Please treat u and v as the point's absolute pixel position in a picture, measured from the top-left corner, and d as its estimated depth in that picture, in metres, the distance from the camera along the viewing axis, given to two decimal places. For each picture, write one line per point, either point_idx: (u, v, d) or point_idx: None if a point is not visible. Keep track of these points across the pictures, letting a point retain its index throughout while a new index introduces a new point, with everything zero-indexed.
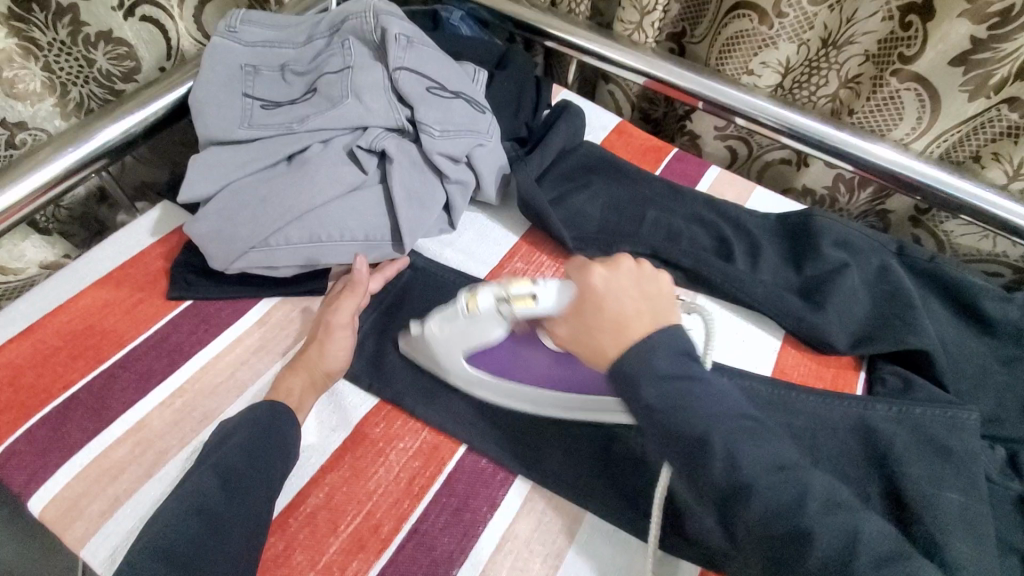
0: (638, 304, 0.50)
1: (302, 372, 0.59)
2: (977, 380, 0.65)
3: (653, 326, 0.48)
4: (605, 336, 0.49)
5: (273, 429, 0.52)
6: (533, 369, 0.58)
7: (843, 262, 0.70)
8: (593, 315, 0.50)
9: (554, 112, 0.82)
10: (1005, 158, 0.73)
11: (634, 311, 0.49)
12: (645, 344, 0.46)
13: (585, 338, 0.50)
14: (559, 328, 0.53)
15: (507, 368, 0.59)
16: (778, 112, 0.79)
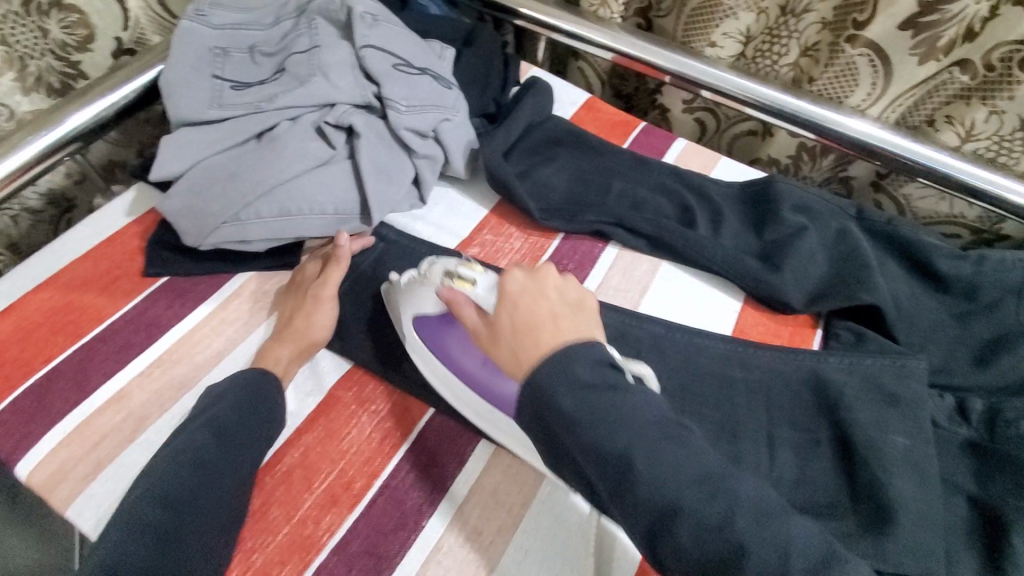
0: (557, 315, 0.47)
1: (276, 340, 0.60)
2: (929, 333, 0.68)
3: (552, 339, 0.45)
4: (520, 341, 0.46)
5: (254, 392, 0.54)
6: (459, 359, 0.57)
7: (801, 224, 0.72)
8: (540, 332, 0.45)
9: (522, 88, 0.84)
10: (958, 121, 0.74)
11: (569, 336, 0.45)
12: (567, 350, 0.43)
13: (515, 343, 0.46)
14: (482, 323, 0.50)
15: (443, 344, 0.58)
16: (739, 83, 0.81)
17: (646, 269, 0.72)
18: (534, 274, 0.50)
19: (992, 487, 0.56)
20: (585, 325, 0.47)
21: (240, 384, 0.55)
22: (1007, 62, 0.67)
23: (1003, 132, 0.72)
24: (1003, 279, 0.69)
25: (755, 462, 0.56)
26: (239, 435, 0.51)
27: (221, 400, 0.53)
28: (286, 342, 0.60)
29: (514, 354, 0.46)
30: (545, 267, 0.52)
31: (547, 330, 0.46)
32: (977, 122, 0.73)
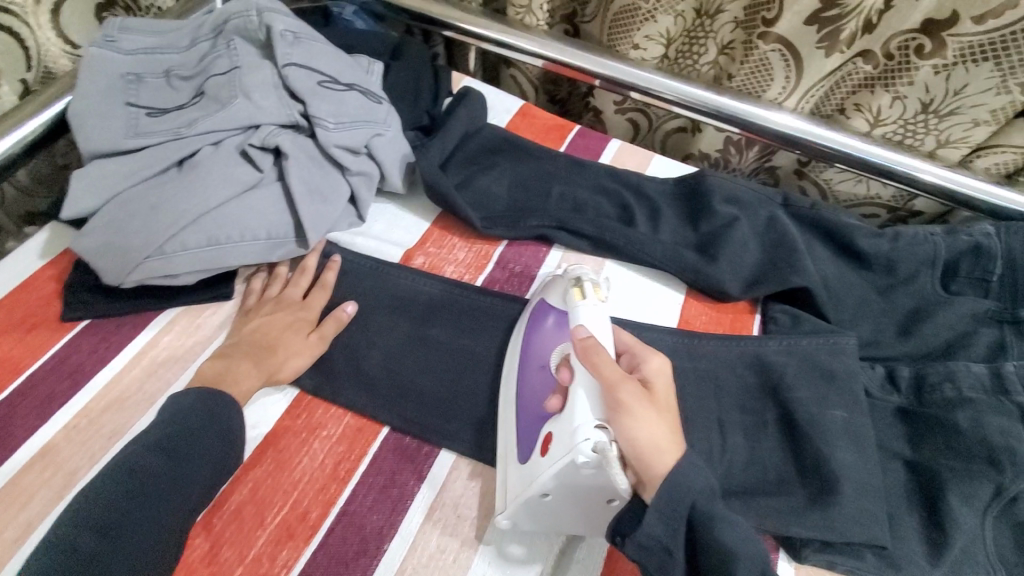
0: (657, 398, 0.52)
1: (219, 366, 0.57)
2: (858, 309, 0.71)
3: (642, 409, 0.49)
4: (624, 390, 0.49)
5: (215, 417, 0.52)
6: (542, 386, 0.57)
7: (733, 216, 0.75)
8: (633, 386, 0.50)
9: (455, 98, 0.83)
10: (866, 108, 0.79)
11: (657, 424, 0.49)
12: (638, 419, 0.48)
13: (596, 357, 0.50)
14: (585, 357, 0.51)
15: (529, 358, 0.59)
16: (664, 83, 0.84)
17: (592, 269, 0.73)
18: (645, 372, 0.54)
19: (924, 449, 0.59)
20: (645, 425, 0.48)
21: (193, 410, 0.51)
22: (904, 50, 0.71)
23: (907, 115, 0.77)
24: (918, 253, 0.73)
25: (708, 449, 0.58)
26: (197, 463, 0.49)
27: (176, 424, 0.50)
28: (228, 367, 0.57)
29: (592, 382, 0.50)
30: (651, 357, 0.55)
31: (629, 384, 0.50)
32: (883, 109, 0.78)
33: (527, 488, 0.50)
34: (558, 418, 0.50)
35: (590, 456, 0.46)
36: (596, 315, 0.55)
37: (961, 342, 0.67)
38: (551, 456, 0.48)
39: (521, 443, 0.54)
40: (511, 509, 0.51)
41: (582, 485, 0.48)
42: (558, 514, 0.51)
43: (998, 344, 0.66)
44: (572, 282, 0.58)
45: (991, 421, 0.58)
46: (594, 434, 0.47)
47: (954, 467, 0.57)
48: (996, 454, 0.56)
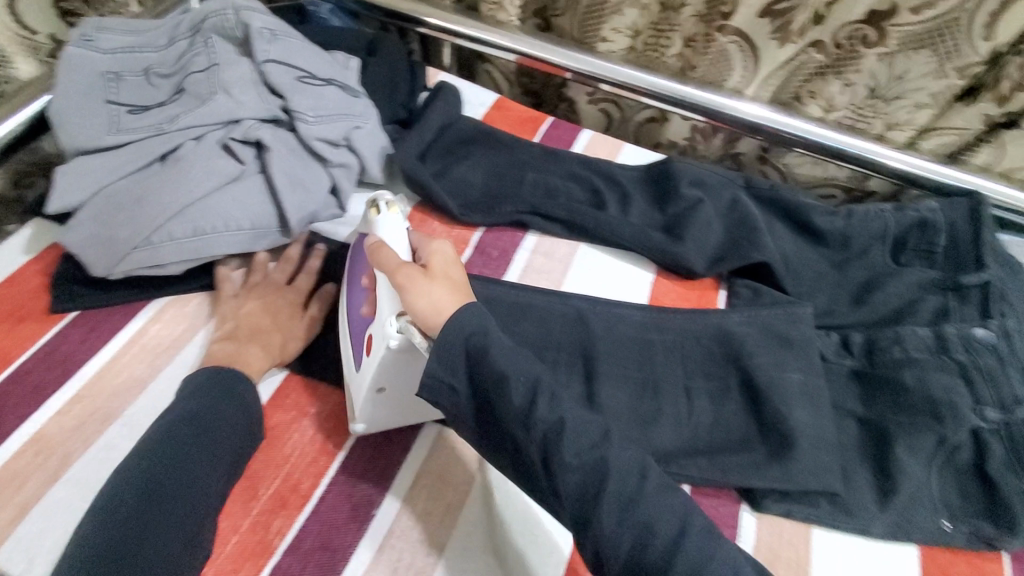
0: (441, 271, 0.54)
1: (231, 348, 0.60)
2: (815, 281, 0.76)
3: (408, 284, 0.52)
4: (402, 277, 0.52)
5: (230, 392, 0.55)
6: (358, 295, 0.61)
7: (697, 198, 0.80)
8: (409, 266, 0.53)
9: (431, 93, 0.87)
10: (820, 96, 0.83)
11: (434, 287, 0.52)
12: (427, 293, 0.51)
13: (381, 252, 0.55)
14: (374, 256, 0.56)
15: (354, 275, 0.64)
16: (632, 75, 0.88)
17: (565, 251, 0.77)
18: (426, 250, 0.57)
19: (874, 407, 0.64)
20: (433, 292, 0.51)
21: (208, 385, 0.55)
22: (852, 40, 0.76)
23: (857, 101, 0.81)
24: (870, 227, 0.77)
25: (674, 413, 0.62)
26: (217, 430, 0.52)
27: (192, 397, 0.54)
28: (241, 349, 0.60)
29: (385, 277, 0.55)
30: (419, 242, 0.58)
31: (410, 267, 0.53)
32: (835, 96, 0.82)
33: (362, 391, 0.56)
34: (375, 319, 0.56)
35: (399, 338, 0.53)
36: (395, 225, 0.59)
37: (909, 309, 0.72)
38: (375, 353, 0.55)
39: (356, 347, 0.59)
40: (364, 413, 0.57)
41: (406, 365, 0.55)
42: (398, 399, 0.57)
43: (941, 309, 0.70)
44: (374, 204, 0.61)
45: (933, 378, 0.63)
46: (396, 319, 0.53)
47: (901, 421, 0.61)
48: (939, 407, 0.61)
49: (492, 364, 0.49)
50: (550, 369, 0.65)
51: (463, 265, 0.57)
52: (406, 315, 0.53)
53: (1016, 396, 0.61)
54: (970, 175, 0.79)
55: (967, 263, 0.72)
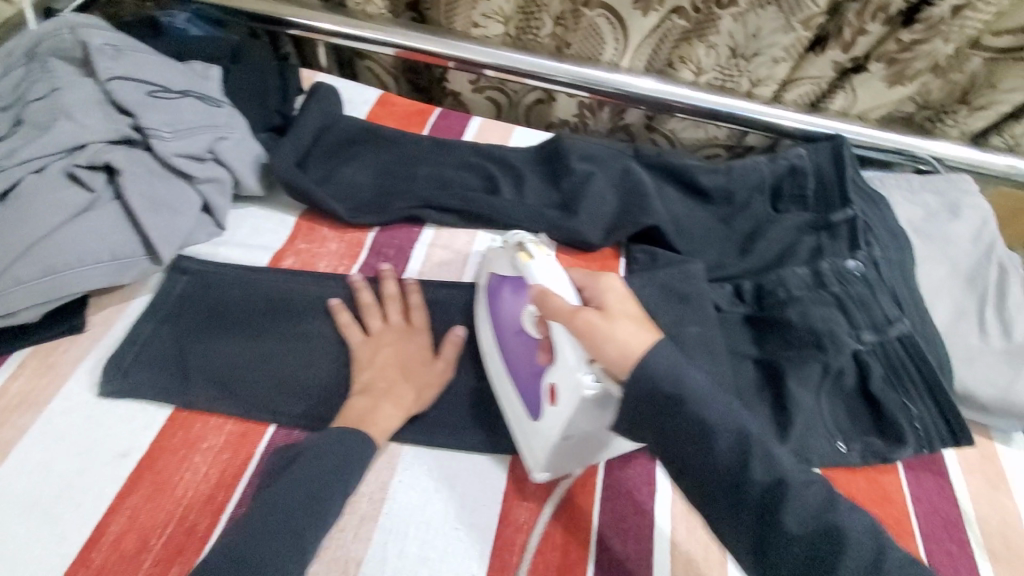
0: (605, 307, 0.51)
1: (366, 402, 0.57)
2: (705, 238, 0.80)
3: (603, 327, 0.49)
4: (584, 325, 0.49)
5: (346, 449, 0.52)
6: (515, 341, 0.59)
7: (588, 172, 0.81)
8: (584, 311, 0.50)
9: (307, 96, 0.83)
10: (689, 60, 0.86)
11: (617, 328, 0.49)
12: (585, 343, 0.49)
13: (548, 299, 0.52)
14: (553, 301, 0.52)
15: (501, 324, 0.61)
16: (511, 57, 0.89)
17: (465, 241, 0.76)
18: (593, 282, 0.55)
19: (767, 347, 0.68)
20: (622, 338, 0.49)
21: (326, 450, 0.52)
22: (707, 3, 0.79)
23: (721, 61, 0.85)
24: (749, 180, 0.81)
25: None
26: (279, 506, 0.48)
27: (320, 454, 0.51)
28: (375, 404, 0.57)
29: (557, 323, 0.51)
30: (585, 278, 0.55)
31: (585, 311, 0.50)
32: (701, 59, 0.86)
33: (548, 441, 0.53)
34: (553, 365, 0.53)
35: (594, 380, 0.49)
36: (550, 267, 0.55)
37: (789, 252, 0.76)
38: (563, 403, 0.51)
39: (527, 401, 0.56)
40: (546, 462, 0.54)
41: (601, 413, 0.51)
42: (591, 442, 0.54)
43: (817, 248, 0.75)
44: (520, 249, 0.58)
45: (814, 312, 0.67)
46: (580, 367, 0.49)
47: (790, 357, 0.65)
48: (821, 338, 0.65)
49: (688, 414, 0.47)
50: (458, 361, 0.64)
51: (634, 300, 0.54)
52: (596, 361, 0.49)
53: (887, 316, 0.66)
54: (988, 154, 0.85)
55: (834, 201, 0.77)
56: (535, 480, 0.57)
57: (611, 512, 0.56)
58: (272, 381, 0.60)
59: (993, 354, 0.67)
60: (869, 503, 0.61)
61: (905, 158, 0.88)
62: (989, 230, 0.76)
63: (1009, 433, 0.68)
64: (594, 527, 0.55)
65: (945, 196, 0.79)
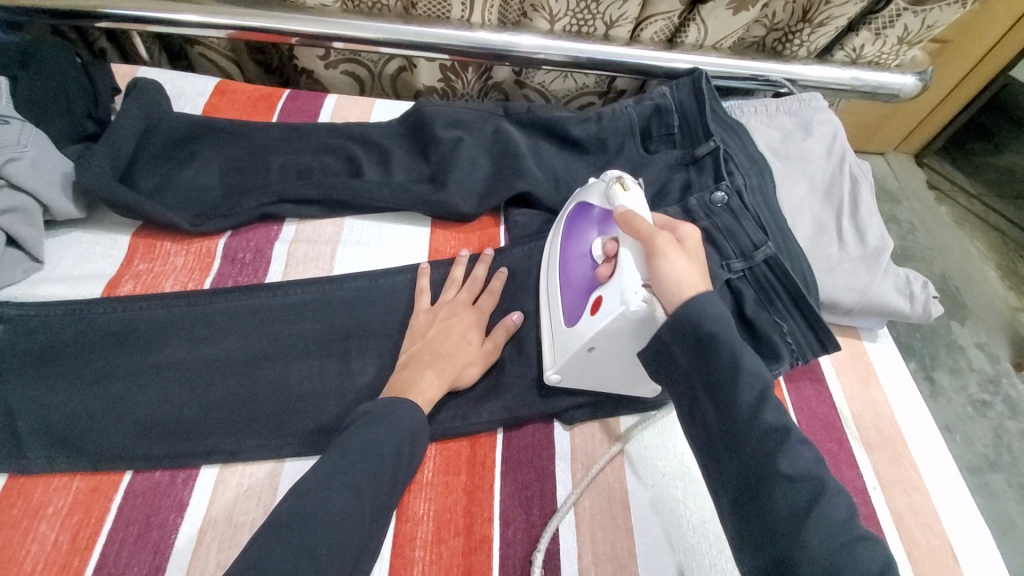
0: (685, 248, 0.52)
1: (410, 373, 0.57)
2: (585, 190, 0.78)
3: (664, 263, 0.50)
4: (659, 256, 0.50)
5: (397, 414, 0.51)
6: (577, 259, 0.62)
7: (456, 138, 0.77)
8: (665, 234, 0.52)
9: (125, 93, 0.72)
10: (541, 7, 0.83)
11: (689, 266, 0.51)
12: (676, 273, 0.49)
13: (636, 221, 0.54)
14: (637, 230, 0.53)
15: (586, 230, 0.63)
16: (357, 25, 0.82)
17: (332, 232, 0.71)
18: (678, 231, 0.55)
19: None
20: (680, 279, 0.49)
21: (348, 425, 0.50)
22: None
23: (572, 6, 0.83)
24: (618, 125, 0.81)
25: None
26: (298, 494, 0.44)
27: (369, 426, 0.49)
28: (418, 374, 0.57)
29: (635, 243, 0.54)
30: (678, 226, 0.55)
31: (664, 235, 0.52)
32: (552, 5, 0.82)
33: (575, 345, 0.56)
34: (608, 281, 0.55)
35: (640, 303, 0.51)
36: (635, 199, 0.57)
37: (662, 192, 0.77)
38: (602, 314, 0.53)
39: (566, 310, 0.60)
40: (562, 365, 0.57)
41: (626, 333, 0.54)
42: (604, 366, 0.57)
43: (686, 183, 0.76)
44: (615, 179, 0.59)
45: None
46: (637, 291, 0.51)
47: None
48: None
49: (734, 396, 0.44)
50: (339, 360, 0.60)
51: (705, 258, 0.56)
52: (653, 288, 0.51)
53: (752, 241, 0.67)
54: (833, 67, 0.89)
55: (697, 135, 0.77)
56: (430, 469, 0.56)
57: (511, 486, 0.56)
58: (126, 423, 0.54)
59: (851, 261, 0.71)
60: None
61: (762, 84, 0.90)
62: (839, 143, 0.79)
63: (873, 330, 0.74)
64: (495, 504, 0.54)
65: (798, 116, 0.82)
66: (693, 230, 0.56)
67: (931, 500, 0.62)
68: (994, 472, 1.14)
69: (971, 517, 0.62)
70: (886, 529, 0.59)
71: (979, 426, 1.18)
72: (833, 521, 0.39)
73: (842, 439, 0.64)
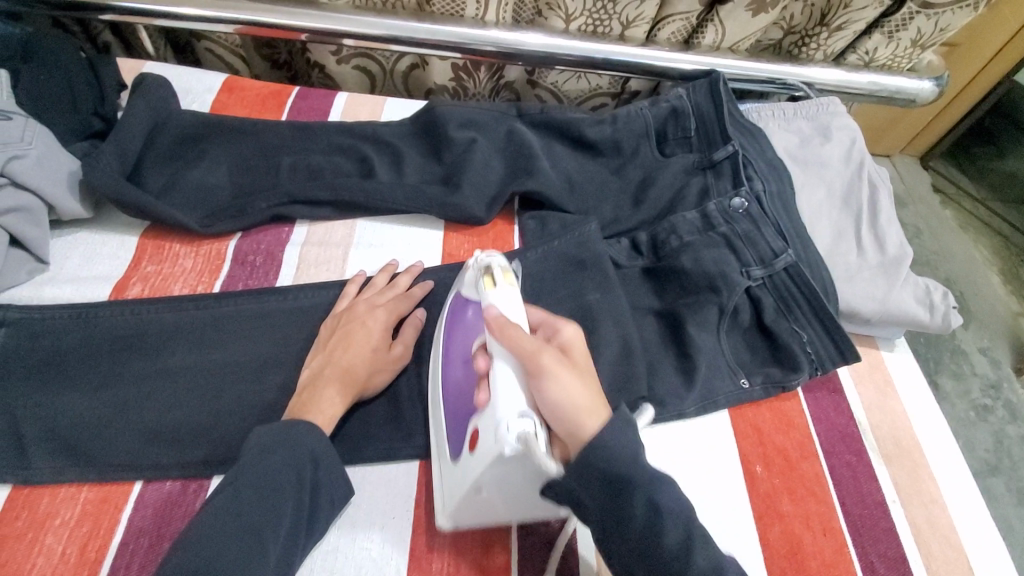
0: (573, 366, 0.47)
1: (308, 392, 0.53)
2: (599, 193, 0.77)
3: (551, 391, 0.44)
4: (545, 383, 0.45)
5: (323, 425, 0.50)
6: (459, 367, 0.55)
7: (469, 139, 0.75)
8: (549, 351, 0.46)
9: (132, 89, 0.70)
10: (555, 7, 0.82)
11: (579, 387, 0.46)
12: (566, 404, 0.44)
13: (511, 333, 0.47)
14: (516, 353, 0.46)
15: (473, 332, 0.55)
16: (368, 22, 0.80)
17: (344, 234, 0.70)
18: (561, 343, 0.50)
19: (666, 296, 0.67)
20: (574, 419, 0.44)
21: (272, 437, 0.48)
22: None
23: (588, 5, 0.81)
24: (633, 128, 0.79)
25: None
26: (285, 505, 0.45)
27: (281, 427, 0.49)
28: (317, 392, 0.53)
29: (510, 357, 0.46)
30: (560, 337, 0.50)
31: (547, 350, 0.46)
32: (568, 5, 0.81)
33: (461, 488, 0.47)
34: (484, 411, 0.47)
35: (516, 447, 0.42)
36: (508, 299, 0.50)
37: (679, 197, 0.75)
38: (479, 455, 0.45)
39: (454, 439, 0.51)
40: (451, 512, 0.49)
41: (514, 473, 0.45)
42: (493, 504, 0.48)
43: (703, 188, 0.74)
44: (483, 270, 0.52)
45: (705, 255, 0.67)
46: (518, 424, 0.43)
47: (686, 303, 0.65)
48: (714, 280, 0.65)
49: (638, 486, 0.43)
50: None
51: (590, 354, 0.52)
52: (546, 420, 0.45)
53: (772, 249, 0.66)
54: (851, 72, 0.88)
55: (714, 139, 0.76)
56: None
57: None
58: (132, 431, 0.53)
59: (870, 270, 0.70)
60: (774, 431, 0.63)
61: (778, 87, 0.89)
62: (857, 150, 0.78)
63: (891, 339, 0.73)
64: None
65: (816, 120, 0.81)
66: (571, 326, 0.51)
67: (948, 512, 0.61)
68: (995, 479, 1.14)
69: (987, 527, 0.61)
70: (905, 542, 0.58)
71: (981, 432, 1.18)
72: (719, 548, 0.42)
73: (860, 451, 0.63)
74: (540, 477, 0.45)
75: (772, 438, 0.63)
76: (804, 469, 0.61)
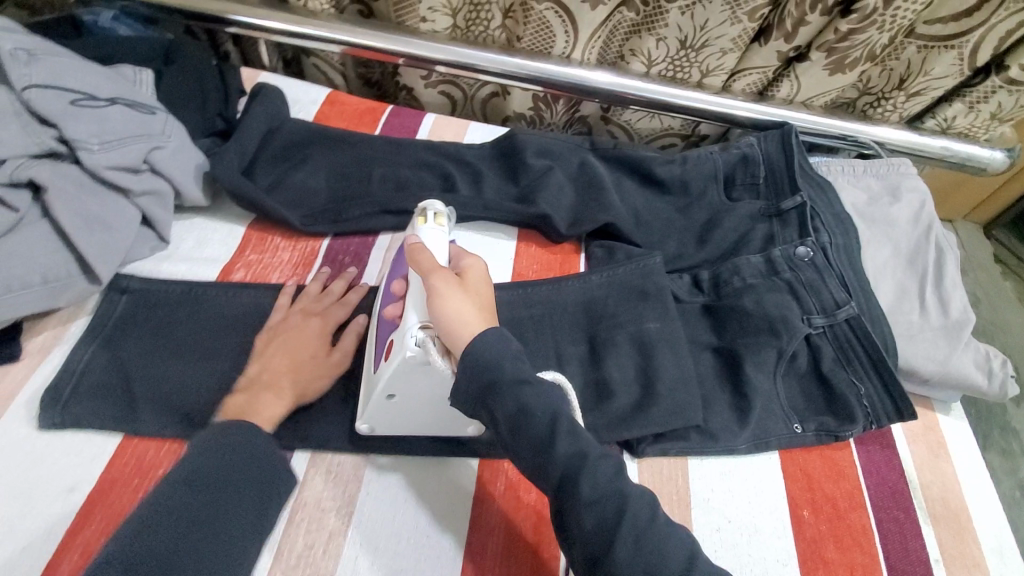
0: (466, 281, 0.54)
1: (244, 399, 0.56)
2: (664, 228, 0.80)
3: (439, 305, 0.51)
4: (433, 294, 0.52)
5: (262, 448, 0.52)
6: (383, 303, 0.61)
7: (546, 166, 0.80)
8: (443, 271, 0.54)
9: (251, 96, 0.78)
10: (639, 52, 0.87)
11: (465, 300, 0.52)
12: (447, 314, 0.51)
13: (416, 256, 0.56)
14: (422, 277, 0.55)
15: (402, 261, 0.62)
16: (462, 52, 0.87)
17: None
18: (462, 266, 0.56)
19: (725, 334, 0.69)
20: (452, 325, 0.51)
21: (221, 440, 0.51)
22: None
23: (671, 54, 0.86)
24: (703, 170, 0.82)
25: None
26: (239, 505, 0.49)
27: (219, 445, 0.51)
28: (252, 399, 0.56)
29: (418, 279, 0.55)
30: (464, 259, 0.57)
31: (442, 272, 0.54)
32: (651, 51, 0.86)
33: (374, 394, 0.55)
34: (398, 325, 0.55)
35: (415, 347, 0.52)
36: (432, 235, 0.60)
37: (743, 240, 0.78)
38: (391, 358, 0.53)
39: (377, 351, 0.58)
40: (368, 415, 0.56)
41: (417, 376, 0.53)
42: (408, 408, 0.56)
43: (769, 235, 0.77)
44: (421, 212, 0.63)
45: (768, 299, 0.69)
46: (417, 332, 0.52)
47: (745, 343, 0.67)
48: (775, 323, 0.67)
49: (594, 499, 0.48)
50: None
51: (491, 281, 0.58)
52: (434, 326, 0.52)
53: (835, 299, 0.68)
54: (923, 136, 0.89)
55: (783, 188, 0.78)
56: (503, 484, 0.58)
57: None
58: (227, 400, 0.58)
59: (932, 330, 0.71)
60: (824, 479, 0.64)
61: (848, 143, 0.91)
62: (926, 212, 0.79)
63: (947, 403, 0.73)
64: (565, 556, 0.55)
65: (886, 179, 0.83)
66: (477, 257, 0.58)
67: None
68: None
69: None
70: None
71: None
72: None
73: (908, 509, 0.63)
74: (441, 382, 0.53)
75: (822, 486, 0.63)
76: (851, 520, 0.61)
